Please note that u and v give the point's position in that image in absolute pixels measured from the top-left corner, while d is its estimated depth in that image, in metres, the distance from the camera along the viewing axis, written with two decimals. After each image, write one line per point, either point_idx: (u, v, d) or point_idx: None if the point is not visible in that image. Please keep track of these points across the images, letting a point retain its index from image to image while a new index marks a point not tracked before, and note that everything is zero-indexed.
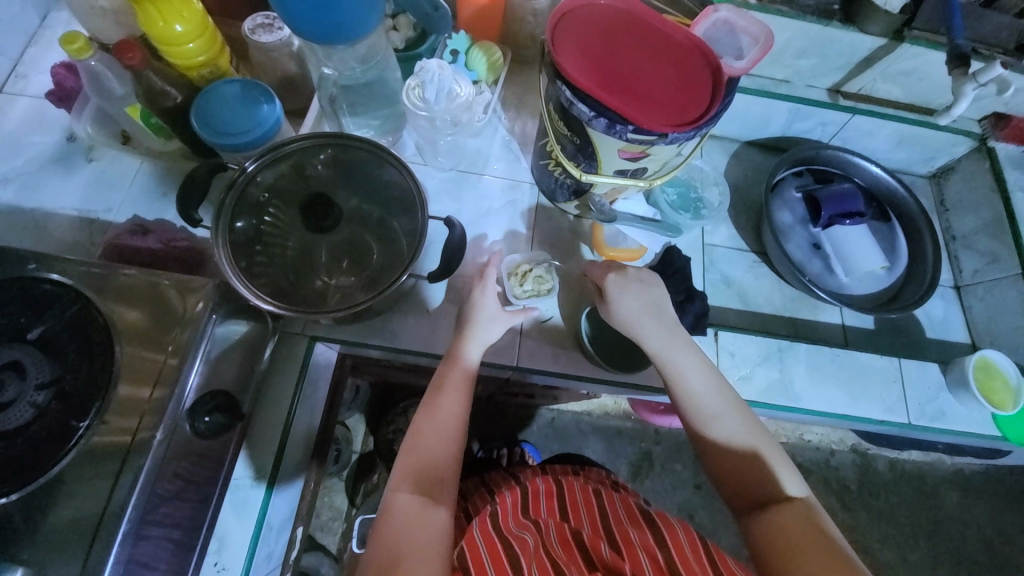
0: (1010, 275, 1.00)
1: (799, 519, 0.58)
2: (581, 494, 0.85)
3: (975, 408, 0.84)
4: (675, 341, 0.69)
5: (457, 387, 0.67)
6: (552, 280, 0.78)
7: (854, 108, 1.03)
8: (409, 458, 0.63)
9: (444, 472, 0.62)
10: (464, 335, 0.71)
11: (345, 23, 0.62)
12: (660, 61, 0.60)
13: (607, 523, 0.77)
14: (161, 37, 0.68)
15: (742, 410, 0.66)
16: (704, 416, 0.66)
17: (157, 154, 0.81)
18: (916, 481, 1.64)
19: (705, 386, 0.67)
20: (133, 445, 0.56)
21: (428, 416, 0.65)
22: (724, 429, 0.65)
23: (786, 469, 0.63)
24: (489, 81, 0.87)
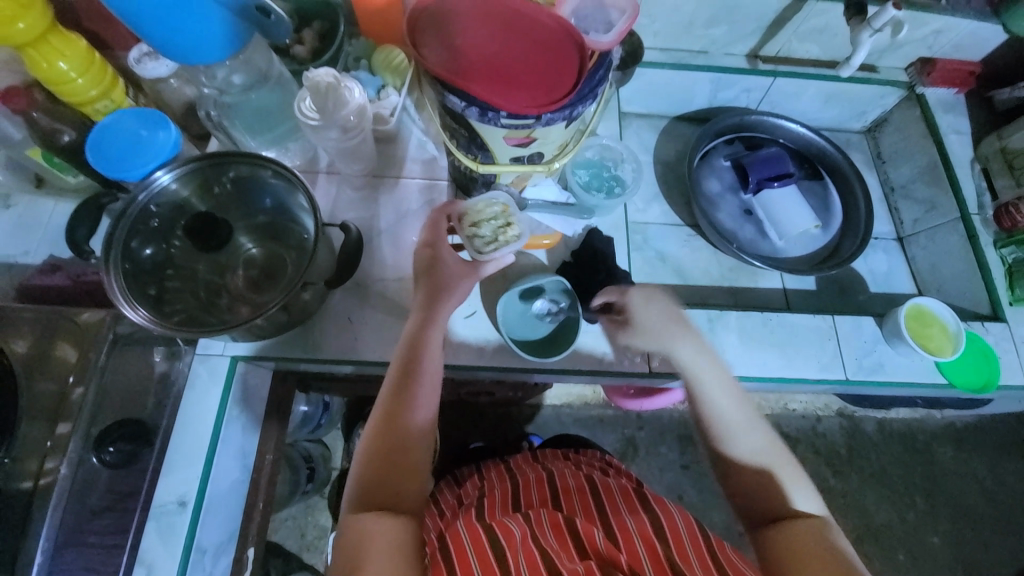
0: (948, 220, 0.99)
1: (811, 540, 0.57)
2: (573, 480, 0.81)
3: (915, 356, 0.83)
4: (706, 363, 0.69)
5: (402, 387, 0.65)
6: (518, 226, 0.75)
7: (774, 71, 1.03)
8: (366, 467, 0.61)
9: (398, 487, 0.61)
10: (429, 301, 0.69)
11: (199, 45, 0.62)
12: (526, 43, 0.59)
13: (598, 505, 0.74)
14: (48, 78, 0.69)
15: (758, 423, 0.66)
16: (719, 424, 0.66)
17: (73, 192, 0.82)
18: (907, 440, 1.58)
19: (725, 398, 0.67)
20: (38, 489, 0.63)
21: (382, 429, 0.62)
22: (740, 442, 0.64)
23: (796, 478, 0.63)
24: (395, 84, 0.86)
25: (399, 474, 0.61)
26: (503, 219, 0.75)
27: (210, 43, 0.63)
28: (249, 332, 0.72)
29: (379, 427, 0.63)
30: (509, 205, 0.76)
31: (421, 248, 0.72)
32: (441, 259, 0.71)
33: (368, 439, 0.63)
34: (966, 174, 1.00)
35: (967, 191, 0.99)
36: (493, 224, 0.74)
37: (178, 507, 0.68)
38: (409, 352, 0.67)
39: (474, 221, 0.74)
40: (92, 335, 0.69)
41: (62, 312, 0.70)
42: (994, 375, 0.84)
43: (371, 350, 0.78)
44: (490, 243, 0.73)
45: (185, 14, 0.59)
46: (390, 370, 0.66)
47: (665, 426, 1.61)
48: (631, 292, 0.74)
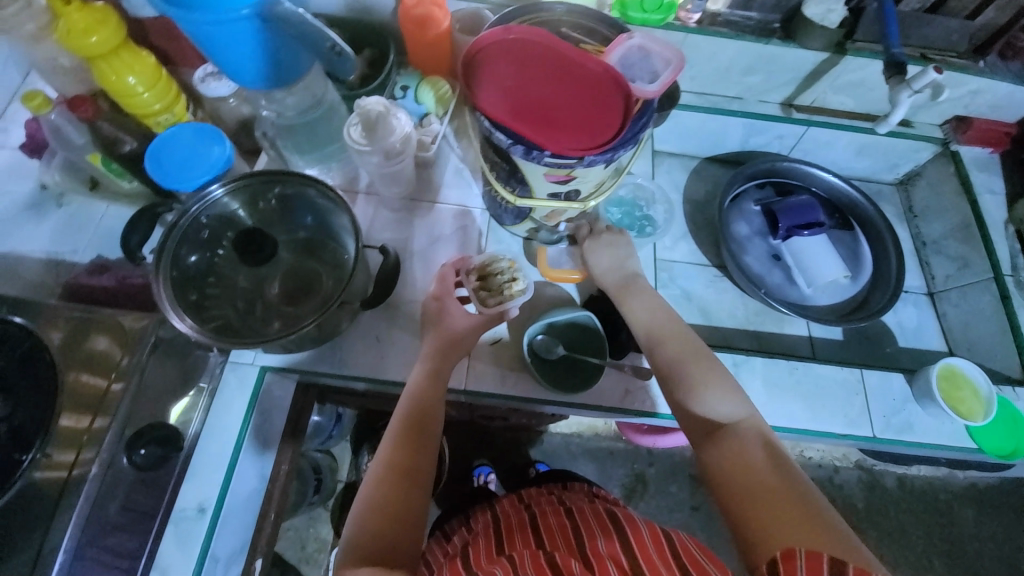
0: (982, 279, 0.98)
1: (737, 451, 0.57)
2: (554, 518, 0.79)
3: (946, 419, 0.81)
4: (638, 295, 0.75)
5: (407, 438, 0.65)
6: (523, 282, 0.76)
7: (808, 120, 1.04)
8: (363, 521, 0.59)
9: (395, 537, 0.58)
10: (439, 349, 0.72)
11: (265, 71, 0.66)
12: (574, 88, 0.61)
13: (575, 535, 0.71)
14: (116, 89, 0.73)
15: (686, 337, 0.69)
16: (647, 341, 0.71)
17: (125, 198, 0.85)
18: (929, 499, 1.52)
19: (664, 332, 0.70)
20: (71, 479, 0.61)
21: (386, 478, 0.62)
22: (667, 357, 0.68)
23: (732, 397, 0.62)
24: (438, 113, 0.90)
25: (396, 528, 0.59)
26: (508, 275, 0.76)
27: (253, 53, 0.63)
28: (281, 346, 0.74)
29: (382, 477, 0.62)
30: (515, 260, 0.78)
31: (430, 301, 0.75)
32: (447, 311, 0.73)
33: (369, 491, 0.62)
34: (1001, 235, 0.99)
35: (1001, 251, 0.98)
36: (499, 280, 0.76)
37: (197, 513, 0.69)
38: (415, 408, 0.67)
39: (477, 278, 0.76)
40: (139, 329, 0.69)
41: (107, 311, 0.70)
42: None
43: (395, 371, 0.79)
44: (496, 298, 0.75)
45: (255, 43, 0.62)
46: (395, 417, 0.67)
47: (677, 464, 1.58)
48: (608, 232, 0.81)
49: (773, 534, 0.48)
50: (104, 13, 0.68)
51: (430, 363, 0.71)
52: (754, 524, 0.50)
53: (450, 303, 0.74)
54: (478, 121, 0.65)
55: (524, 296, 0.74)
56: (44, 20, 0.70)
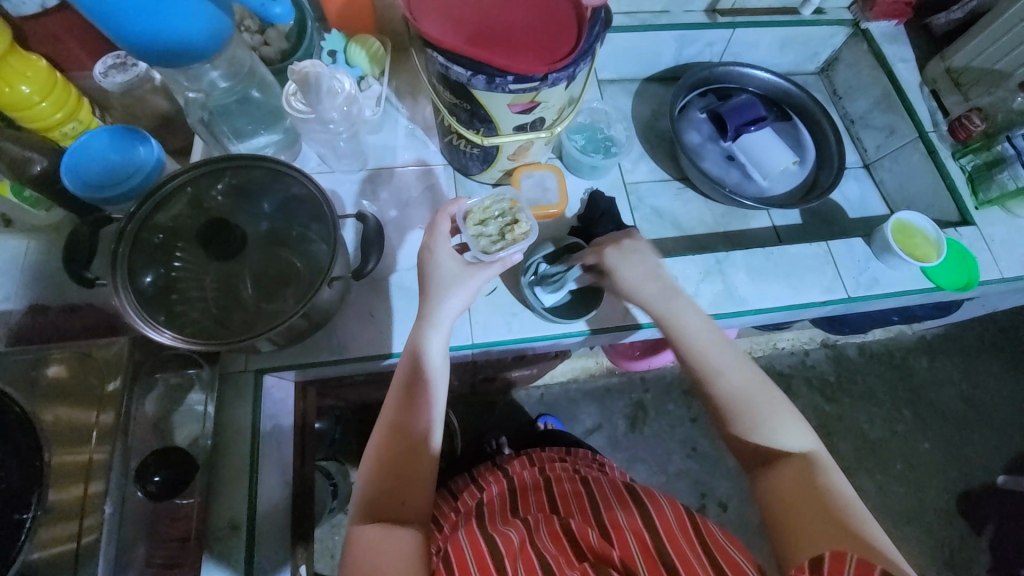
0: (909, 141, 1.07)
1: (807, 482, 0.56)
2: (570, 486, 0.82)
3: (905, 267, 0.89)
4: (674, 300, 0.69)
5: (408, 396, 0.63)
6: (527, 223, 0.71)
7: (733, 23, 1.07)
8: (369, 479, 0.60)
9: (403, 496, 0.59)
10: (425, 309, 0.66)
11: (186, 46, 0.60)
12: (522, 9, 0.60)
13: (593, 505, 0.76)
14: (6, 102, 0.65)
15: (745, 363, 0.65)
16: (705, 364, 0.66)
17: (49, 230, 0.76)
18: (887, 358, 1.68)
19: (712, 347, 0.66)
20: (82, 548, 0.56)
21: (389, 436, 0.61)
22: (727, 381, 0.64)
23: (790, 422, 0.61)
24: (374, 73, 0.85)
25: (403, 485, 0.60)
26: (510, 217, 0.72)
27: (172, 30, 0.58)
28: (271, 342, 0.69)
29: (385, 437, 0.62)
30: (517, 202, 0.74)
31: (423, 251, 0.69)
32: (436, 254, 0.67)
33: (373, 450, 0.62)
34: (918, 96, 1.08)
35: (921, 111, 1.07)
36: (498, 221, 0.71)
37: (232, 530, 0.66)
38: (413, 363, 0.65)
39: (481, 219, 0.71)
40: (116, 367, 0.63)
41: (61, 356, 0.64)
42: (973, 273, 0.92)
43: (398, 343, 0.76)
44: (498, 242, 0.71)
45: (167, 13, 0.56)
46: (398, 373, 0.65)
47: (669, 384, 1.65)
48: (626, 240, 0.73)
49: (802, 548, 0.51)
50: None
51: (423, 313, 0.66)
52: (794, 540, 0.52)
53: (440, 244, 0.68)
54: (431, 61, 0.62)
55: (526, 239, 0.70)
56: None
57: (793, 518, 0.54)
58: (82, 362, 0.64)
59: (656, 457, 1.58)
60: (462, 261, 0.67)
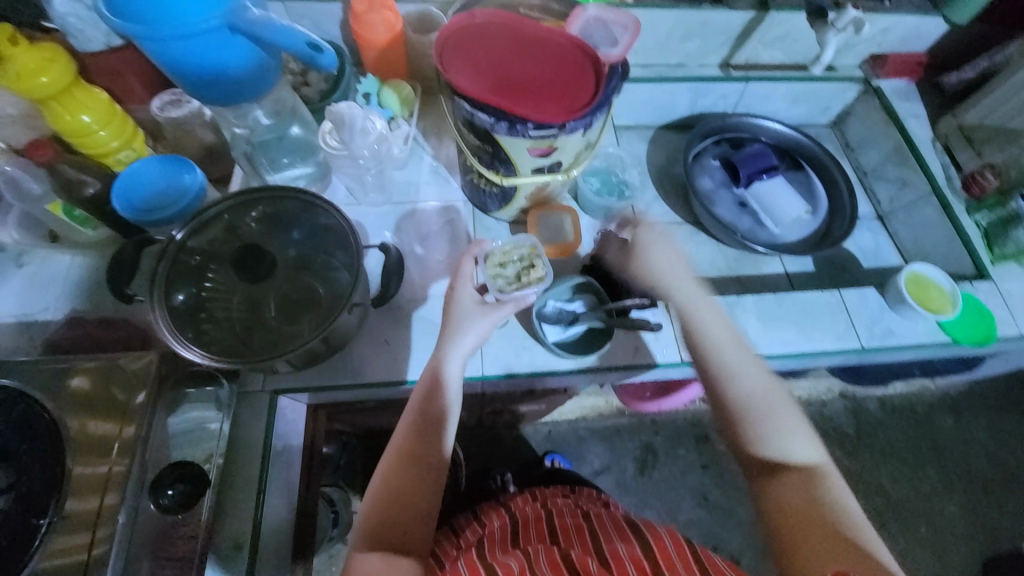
0: (922, 194, 1.08)
1: (808, 493, 0.59)
2: (571, 520, 0.81)
3: (919, 319, 0.89)
4: (700, 296, 0.73)
5: (422, 426, 0.65)
6: (542, 268, 0.74)
7: (746, 77, 1.11)
8: (376, 508, 0.62)
9: (406, 523, 0.61)
10: (442, 342, 0.69)
11: (235, 87, 0.65)
12: (544, 62, 0.64)
13: (594, 538, 0.74)
14: (69, 130, 0.70)
15: (761, 370, 0.68)
16: (719, 366, 0.69)
17: (92, 246, 0.80)
18: (909, 413, 1.62)
19: (729, 347, 0.70)
20: (91, 559, 0.59)
21: (399, 466, 0.63)
22: (740, 385, 0.67)
23: (799, 434, 0.64)
24: (403, 115, 0.90)
25: (405, 513, 0.61)
26: (528, 261, 0.75)
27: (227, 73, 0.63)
28: (289, 364, 0.72)
29: (394, 464, 0.63)
30: (536, 247, 0.76)
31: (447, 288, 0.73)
32: (458, 295, 0.71)
33: (382, 477, 0.64)
34: (931, 152, 1.10)
35: (934, 166, 1.09)
36: (515, 264, 0.74)
37: (235, 550, 0.66)
38: (432, 376, 0.67)
39: (500, 261, 0.74)
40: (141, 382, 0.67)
41: (85, 369, 0.68)
42: (989, 329, 0.91)
43: (410, 370, 0.78)
44: (513, 284, 0.73)
45: (219, 56, 0.62)
46: (412, 401, 0.67)
47: (681, 428, 1.62)
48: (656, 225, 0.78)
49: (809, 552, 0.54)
50: (53, 52, 0.66)
51: (442, 346, 0.68)
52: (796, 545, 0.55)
53: (462, 285, 0.72)
54: (457, 107, 0.66)
55: (540, 284, 0.72)
56: None
57: (787, 523, 0.58)
58: (107, 377, 0.68)
59: (665, 504, 1.53)
60: (475, 298, 0.71)
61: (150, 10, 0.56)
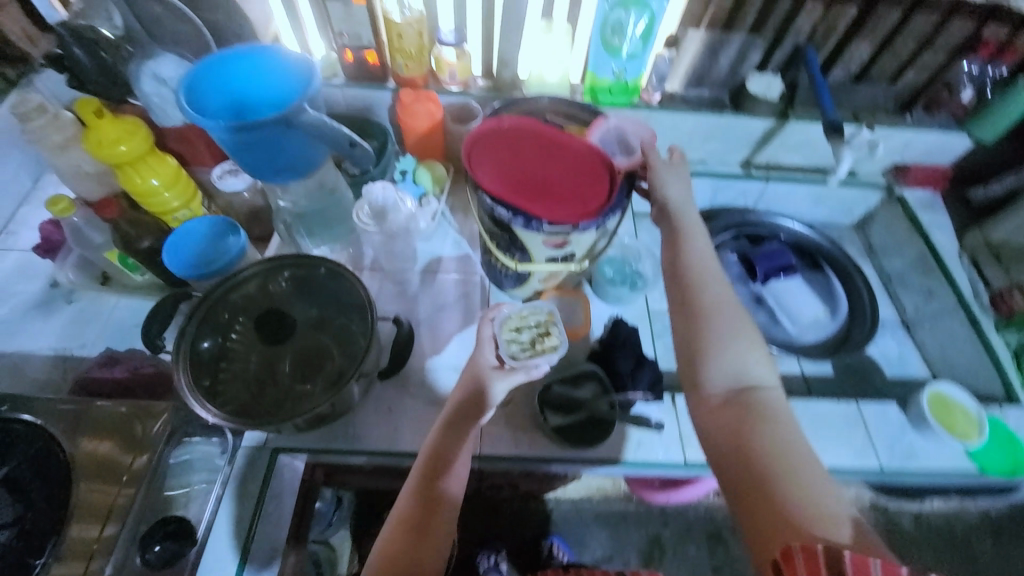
0: (950, 307, 1.05)
1: (751, 419, 0.62)
2: None
3: (943, 443, 0.85)
4: (694, 220, 0.77)
5: (439, 465, 0.66)
6: (558, 337, 0.72)
7: (766, 177, 1.16)
8: (388, 543, 0.62)
9: (417, 559, 0.61)
10: (464, 389, 0.70)
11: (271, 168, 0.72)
12: (563, 166, 0.70)
13: None
14: (137, 190, 0.79)
15: (728, 294, 0.72)
16: (694, 279, 0.72)
17: (135, 290, 0.87)
18: (945, 534, 1.46)
19: (705, 266, 0.73)
20: None
21: (411, 502, 0.64)
22: (709, 297, 0.71)
23: (750, 358, 0.67)
24: (434, 191, 0.97)
25: (421, 549, 0.62)
26: (545, 328, 0.73)
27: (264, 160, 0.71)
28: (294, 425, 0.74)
29: (408, 503, 0.64)
30: (554, 315, 0.74)
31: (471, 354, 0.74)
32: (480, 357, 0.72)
33: (398, 512, 0.64)
34: (958, 265, 1.09)
35: (961, 279, 1.07)
36: (531, 330, 0.72)
37: None
38: (472, 394, 0.69)
39: (517, 326, 0.73)
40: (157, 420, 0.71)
41: (97, 408, 0.72)
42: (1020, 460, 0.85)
43: (408, 442, 0.78)
44: (527, 351, 0.71)
45: (260, 145, 0.69)
46: (427, 443, 0.68)
47: (691, 522, 1.52)
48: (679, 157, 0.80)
49: (751, 480, 0.58)
50: (135, 125, 0.76)
51: (461, 389, 0.70)
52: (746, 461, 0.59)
53: (482, 349, 0.72)
54: (480, 199, 0.71)
55: (554, 354, 0.70)
56: (69, 131, 0.79)
57: (725, 449, 0.61)
58: (127, 412, 0.72)
59: None
60: (493, 363, 0.71)
61: (223, 103, 0.70)
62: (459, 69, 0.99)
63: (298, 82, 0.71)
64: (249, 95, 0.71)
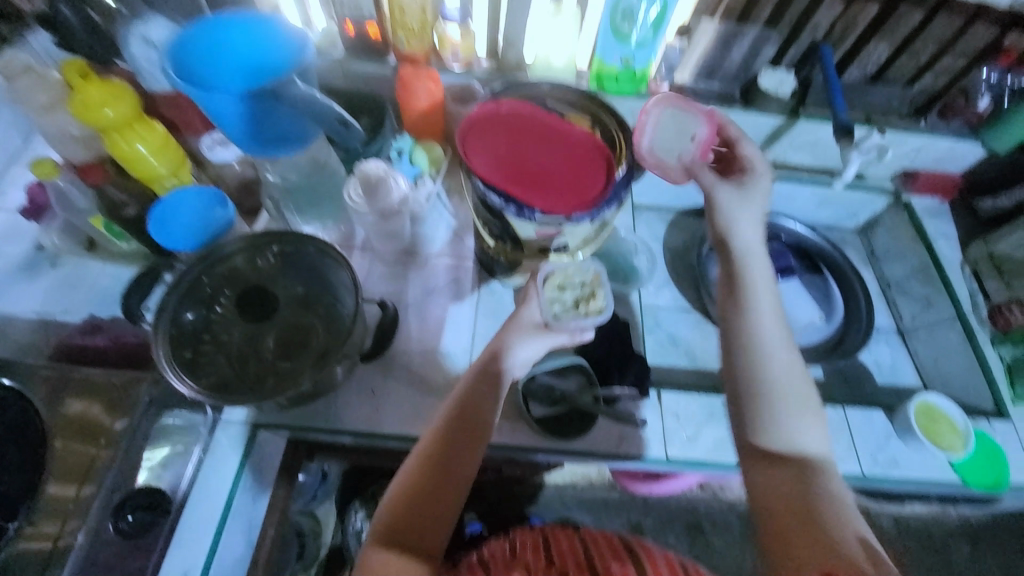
0: (946, 318, 1.04)
1: (797, 486, 0.64)
2: (568, 540, 0.78)
3: (927, 454, 0.84)
4: (765, 288, 0.75)
5: (455, 430, 0.66)
6: (603, 300, 0.70)
7: (772, 176, 1.12)
8: (394, 504, 0.63)
9: (423, 530, 0.62)
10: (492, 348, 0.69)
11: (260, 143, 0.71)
12: (560, 156, 0.67)
13: (588, 559, 0.71)
14: (124, 156, 0.77)
15: (795, 364, 0.71)
16: (756, 344, 0.71)
17: (122, 257, 0.86)
18: (923, 537, 1.46)
19: (772, 343, 0.72)
20: (55, 551, 0.64)
21: (422, 467, 0.64)
22: (771, 367, 0.70)
23: (814, 430, 0.68)
24: (430, 173, 0.94)
25: (427, 515, 0.62)
26: (590, 288, 0.71)
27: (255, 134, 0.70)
28: (276, 403, 0.73)
29: (417, 469, 0.64)
30: (601, 274, 0.71)
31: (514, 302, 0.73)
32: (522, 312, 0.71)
33: (407, 473, 0.64)
34: (959, 276, 1.07)
35: (961, 291, 1.06)
36: (576, 290, 0.71)
37: None
38: (489, 359, 0.69)
39: (560, 284, 0.71)
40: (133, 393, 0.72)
41: (79, 374, 0.73)
42: (1003, 474, 0.85)
43: (390, 425, 0.78)
44: (569, 311, 0.70)
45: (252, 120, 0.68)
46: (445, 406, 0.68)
47: (673, 513, 1.54)
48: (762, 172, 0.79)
49: (802, 559, 0.58)
50: (121, 88, 0.73)
51: (494, 346, 0.69)
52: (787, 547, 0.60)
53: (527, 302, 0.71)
54: (473, 184, 0.69)
55: (599, 317, 0.69)
56: (55, 91, 0.77)
57: (772, 502, 0.64)
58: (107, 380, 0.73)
59: None
60: (537, 321, 0.70)
61: (208, 66, 0.67)
62: (463, 48, 0.97)
63: (290, 55, 0.69)
64: (234, 62, 0.67)
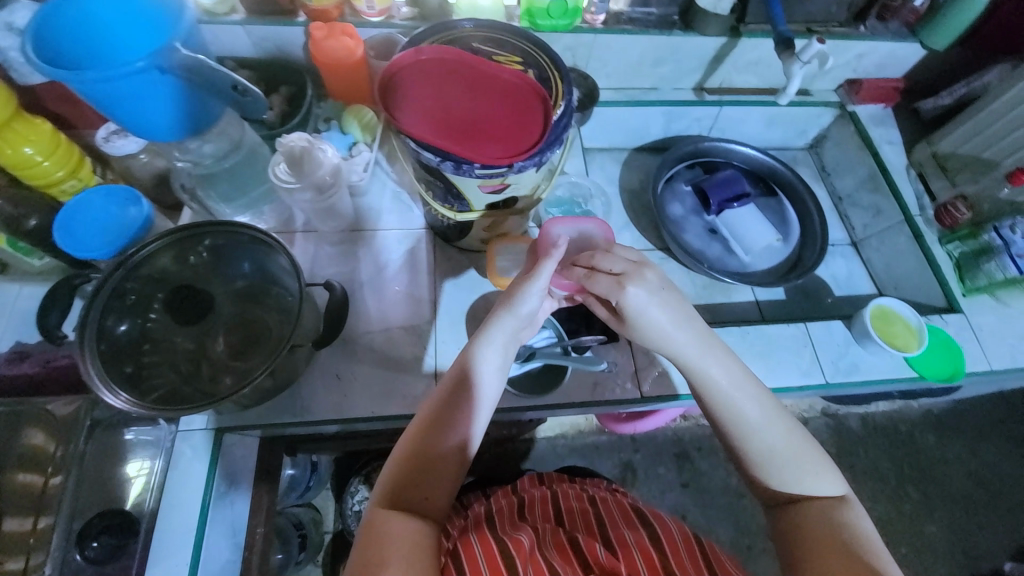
0: (895, 223, 1.07)
1: (826, 519, 0.60)
2: (576, 501, 0.80)
3: (885, 355, 0.88)
4: (711, 348, 0.64)
5: (458, 391, 0.62)
6: None
7: (720, 101, 1.10)
8: (395, 469, 0.60)
9: (427, 492, 0.59)
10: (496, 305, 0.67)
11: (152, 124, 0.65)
12: (492, 101, 0.63)
13: (598, 522, 0.73)
14: (10, 162, 0.69)
15: (784, 417, 0.64)
16: (726, 407, 0.64)
17: (39, 276, 0.79)
18: (891, 432, 1.56)
19: (737, 391, 0.64)
20: None
21: (422, 430, 0.61)
22: (761, 438, 0.63)
23: (818, 470, 0.63)
24: (366, 140, 0.87)
25: (429, 482, 0.59)
26: None
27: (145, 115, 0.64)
28: (235, 403, 0.70)
29: (417, 434, 0.61)
30: None
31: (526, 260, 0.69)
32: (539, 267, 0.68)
33: (405, 442, 0.61)
34: (905, 181, 1.09)
35: (907, 194, 1.08)
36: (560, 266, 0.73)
37: None
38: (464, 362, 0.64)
39: None
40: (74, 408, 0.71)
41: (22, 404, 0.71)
42: (958, 364, 0.90)
43: (361, 408, 0.76)
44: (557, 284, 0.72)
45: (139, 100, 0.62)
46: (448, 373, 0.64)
47: (661, 446, 1.59)
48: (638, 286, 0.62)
49: None
50: None
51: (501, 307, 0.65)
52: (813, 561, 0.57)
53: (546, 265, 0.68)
54: (405, 144, 0.65)
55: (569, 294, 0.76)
56: None
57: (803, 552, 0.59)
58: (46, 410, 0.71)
59: None
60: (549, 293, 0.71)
61: (87, 48, 0.62)
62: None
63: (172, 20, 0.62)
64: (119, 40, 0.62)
